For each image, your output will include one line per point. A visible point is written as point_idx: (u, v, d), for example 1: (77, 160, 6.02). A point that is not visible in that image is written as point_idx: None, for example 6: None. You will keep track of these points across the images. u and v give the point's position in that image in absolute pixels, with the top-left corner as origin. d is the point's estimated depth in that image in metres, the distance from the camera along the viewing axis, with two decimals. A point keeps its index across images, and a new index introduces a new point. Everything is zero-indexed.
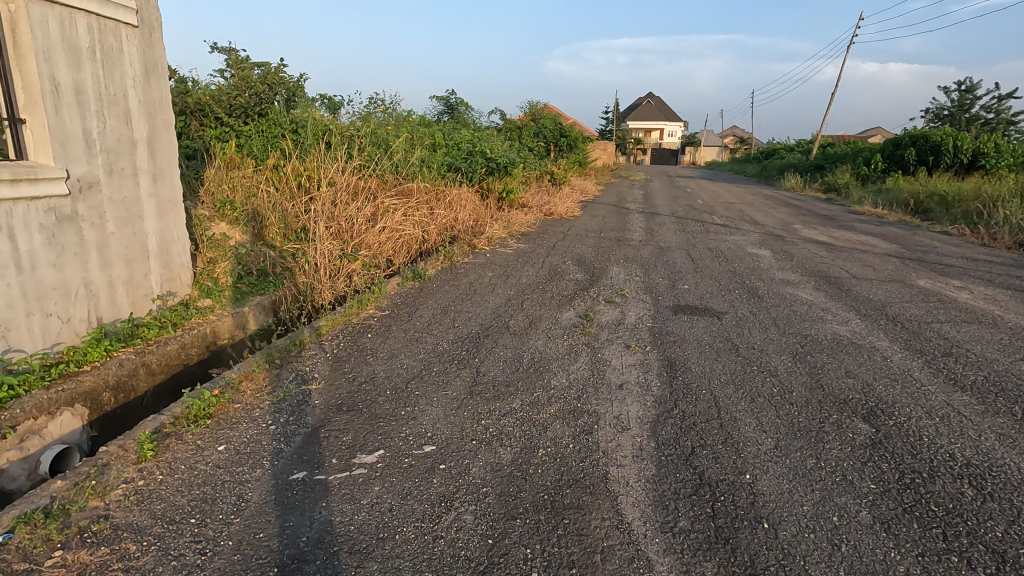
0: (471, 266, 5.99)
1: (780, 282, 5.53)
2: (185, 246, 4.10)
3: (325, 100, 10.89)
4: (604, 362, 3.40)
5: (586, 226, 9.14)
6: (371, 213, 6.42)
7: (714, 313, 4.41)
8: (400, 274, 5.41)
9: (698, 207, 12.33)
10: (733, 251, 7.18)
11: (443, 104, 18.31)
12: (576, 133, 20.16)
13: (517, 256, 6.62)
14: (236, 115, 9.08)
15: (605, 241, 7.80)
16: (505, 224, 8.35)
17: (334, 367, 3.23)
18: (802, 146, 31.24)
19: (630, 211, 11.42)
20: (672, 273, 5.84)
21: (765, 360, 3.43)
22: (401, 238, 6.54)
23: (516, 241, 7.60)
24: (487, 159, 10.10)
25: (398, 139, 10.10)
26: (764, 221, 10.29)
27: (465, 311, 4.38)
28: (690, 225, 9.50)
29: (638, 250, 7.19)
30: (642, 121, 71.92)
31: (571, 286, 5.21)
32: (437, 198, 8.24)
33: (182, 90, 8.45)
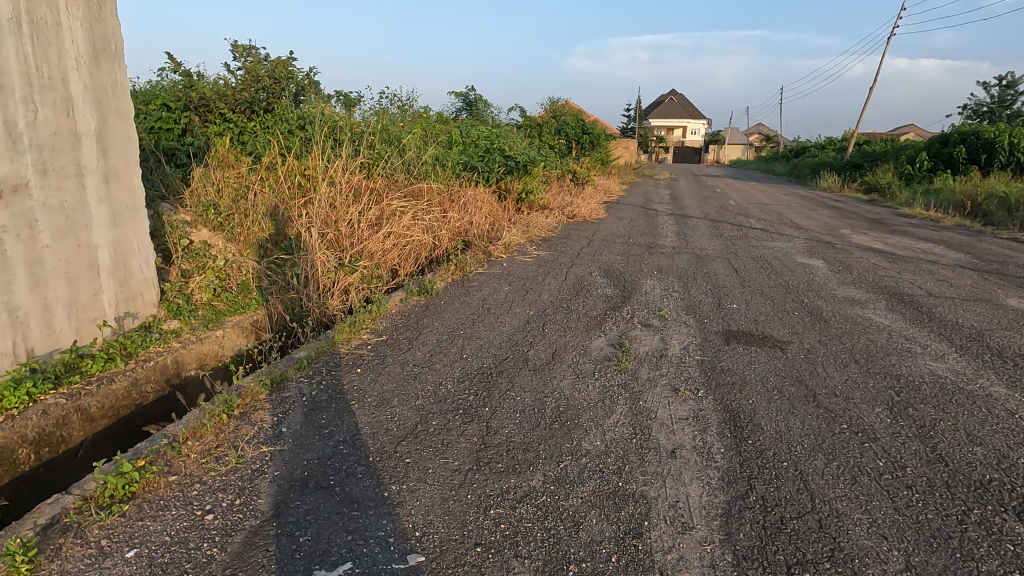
0: (486, 278, 5.31)
1: (844, 301, 4.74)
2: (150, 259, 3.49)
3: (339, 95, 10.37)
4: (648, 415, 2.69)
5: (613, 230, 8.40)
6: (374, 218, 5.81)
7: (776, 344, 3.65)
8: (404, 288, 4.76)
9: (732, 209, 11.50)
10: (781, 261, 6.39)
11: (462, 100, 17.68)
12: (599, 131, 19.40)
13: (537, 265, 5.93)
14: (241, 111, 8.58)
15: (635, 248, 7.07)
16: (524, 228, 7.65)
17: (309, 418, 2.58)
18: (836, 144, 29.88)
19: (659, 213, 10.65)
20: (716, 289, 5.08)
21: (856, 416, 2.68)
22: (408, 245, 5.89)
23: (537, 247, 6.91)
24: (506, 158, 9.43)
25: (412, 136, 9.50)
26: (807, 225, 9.42)
27: (476, 337, 3.69)
28: (727, 229, 8.71)
29: (672, 259, 6.44)
30: (665, 119, 70.56)
31: (600, 304, 4.51)
32: (449, 200, 7.60)
33: (184, 83, 7.97)
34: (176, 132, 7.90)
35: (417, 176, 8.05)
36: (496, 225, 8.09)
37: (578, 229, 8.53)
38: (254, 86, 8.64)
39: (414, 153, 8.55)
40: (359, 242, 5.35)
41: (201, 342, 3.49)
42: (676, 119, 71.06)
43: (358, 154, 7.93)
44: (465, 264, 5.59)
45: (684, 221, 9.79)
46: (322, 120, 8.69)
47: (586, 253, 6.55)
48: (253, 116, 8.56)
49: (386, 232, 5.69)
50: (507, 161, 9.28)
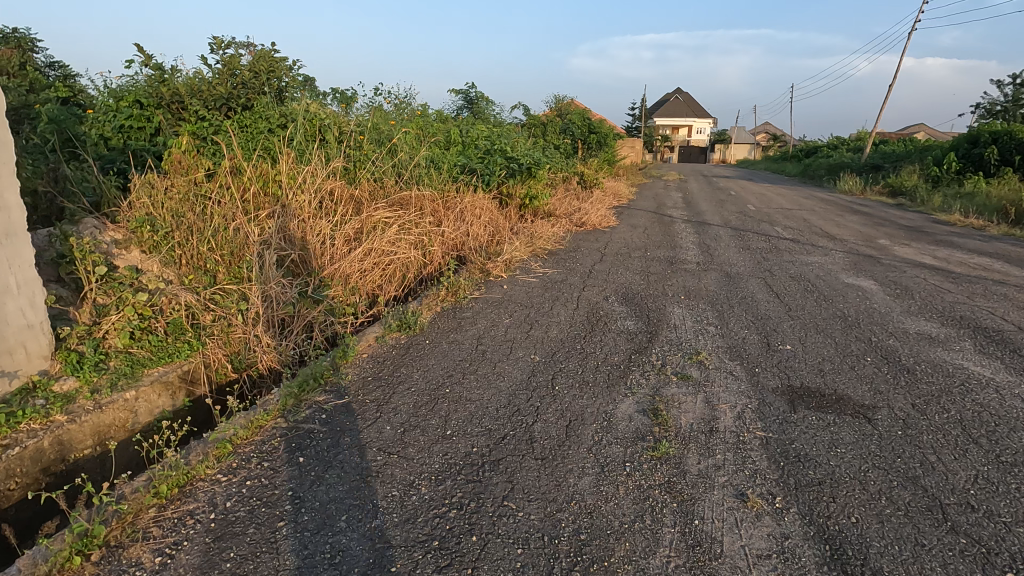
0: (483, 306, 4.45)
1: (920, 339, 3.88)
2: (38, 298, 2.65)
3: (334, 93, 9.47)
4: (710, 548, 1.84)
5: (628, 241, 7.53)
6: (351, 234, 4.97)
7: (859, 411, 2.78)
8: (381, 322, 3.92)
9: (752, 214, 10.64)
10: (825, 280, 5.53)
11: (463, 97, 16.84)
12: (607, 130, 18.54)
13: (543, 287, 5.09)
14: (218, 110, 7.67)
15: (654, 263, 6.22)
16: (528, 240, 6.78)
17: (209, 560, 1.74)
18: (850, 144, 28.89)
19: (674, 220, 9.79)
20: (760, 320, 4.22)
21: (1018, 552, 1.82)
22: (392, 263, 5.06)
23: (542, 262, 6.08)
24: (508, 159, 8.60)
25: (406, 137, 8.68)
26: (841, 234, 8.53)
27: (466, 399, 2.85)
28: (753, 240, 7.85)
29: (698, 278, 5.60)
30: (670, 118, 69.63)
31: (623, 345, 3.66)
32: (442, 209, 6.75)
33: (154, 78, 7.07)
34: (146, 132, 7.08)
35: (408, 182, 7.21)
36: (495, 236, 7.24)
37: (587, 240, 7.67)
38: (234, 78, 7.79)
39: (403, 157, 7.71)
40: (331, 264, 4.51)
41: (101, 410, 2.67)
42: (682, 118, 70.04)
43: (341, 157, 7.08)
44: (457, 288, 4.73)
45: (703, 229, 8.92)
46: (308, 117, 7.84)
47: (600, 271, 5.69)
48: (232, 112, 7.71)
49: (365, 249, 4.84)
50: (509, 164, 8.42)
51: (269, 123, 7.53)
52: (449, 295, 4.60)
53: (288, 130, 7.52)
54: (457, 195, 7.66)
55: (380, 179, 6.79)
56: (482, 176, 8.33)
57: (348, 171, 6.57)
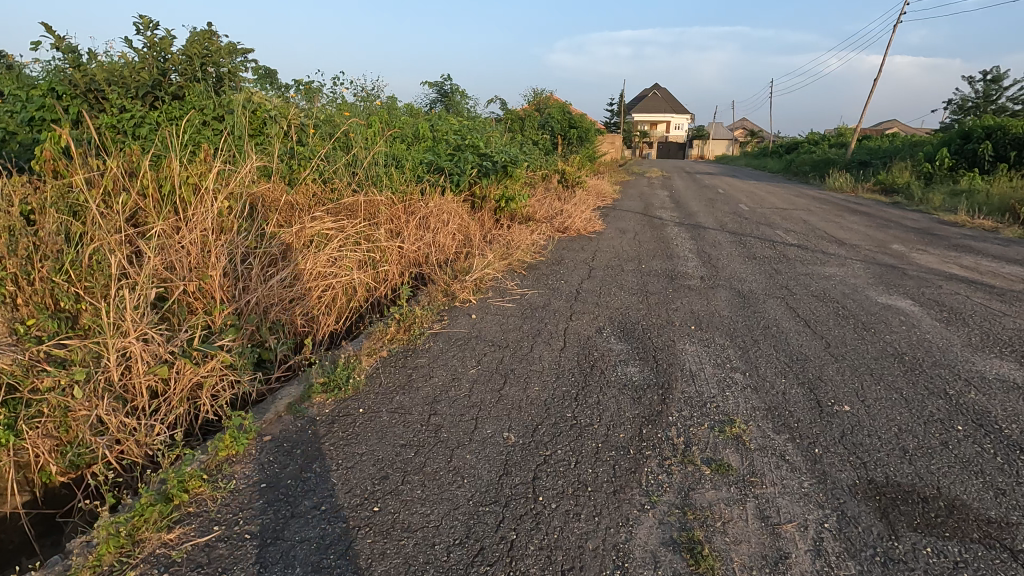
0: (443, 348, 3.46)
1: (1006, 388, 3.02)
2: None
3: (295, 89, 8.25)
4: None
5: (618, 250, 6.62)
6: (277, 254, 3.92)
7: (989, 536, 1.88)
8: (300, 381, 2.90)
9: (747, 216, 9.84)
10: (855, 300, 4.67)
11: (436, 90, 15.80)
12: (588, 125, 17.65)
13: (521, 314, 4.13)
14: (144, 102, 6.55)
15: (651, 278, 5.32)
16: (501, 251, 5.81)
17: None
18: (833, 140, 28.47)
19: (665, 223, 8.93)
20: (794, 363, 3.32)
21: None
22: (329, 289, 4.05)
23: (519, 280, 5.12)
24: (480, 157, 7.62)
25: (364, 133, 7.62)
26: (850, 240, 7.72)
27: (402, 529, 1.86)
28: (756, 247, 7.00)
29: (706, 299, 4.70)
30: (649, 114, 69.23)
31: (628, 410, 2.71)
32: (400, 217, 5.74)
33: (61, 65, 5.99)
34: None
35: (364, 186, 6.18)
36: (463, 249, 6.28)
37: (572, 249, 6.72)
38: (162, 61, 6.61)
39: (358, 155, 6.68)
40: (243, 295, 3.45)
41: None
42: (660, 114, 69.72)
43: (284, 156, 6.01)
44: (410, 322, 3.72)
45: (699, 234, 8.07)
46: (250, 108, 6.69)
47: (590, 292, 4.74)
48: (159, 102, 6.54)
49: (291, 275, 3.80)
50: (483, 163, 7.43)
51: (203, 114, 6.39)
52: (399, 332, 3.59)
53: (227, 122, 6.38)
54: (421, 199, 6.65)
55: (328, 184, 5.76)
56: (452, 176, 7.32)
57: (287, 172, 5.52)
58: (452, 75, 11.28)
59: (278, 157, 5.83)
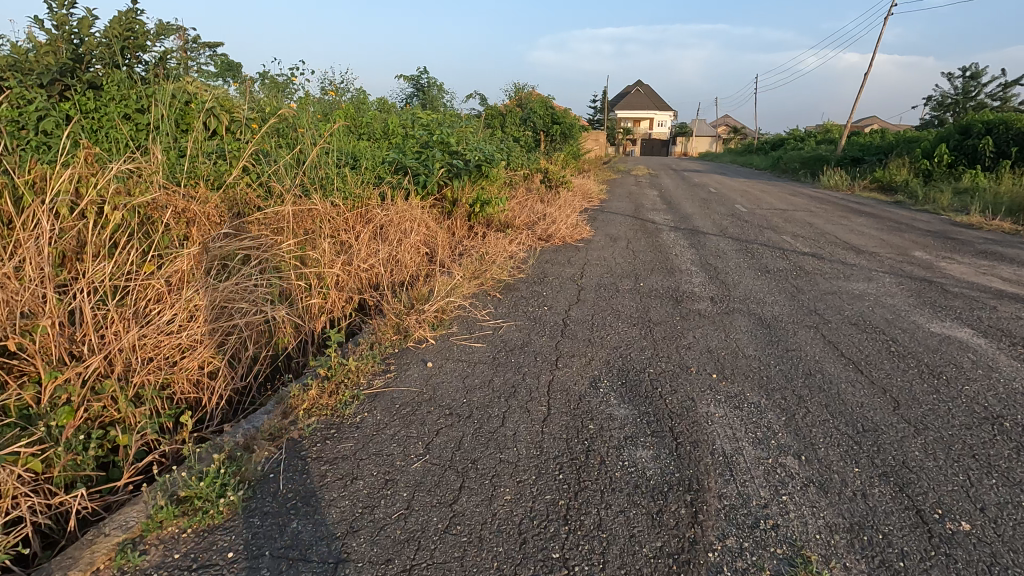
0: (381, 421, 2.50)
1: None
2: None
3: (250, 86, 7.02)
4: None
5: (610, 263, 5.72)
6: (167, 286, 2.89)
7: None
8: (150, 495, 1.85)
9: (746, 218, 9.02)
10: (903, 330, 3.82)
11: (410, 83, 14.71)
12: (572, 121, 16.76)
13: (492, 359, 3.19)
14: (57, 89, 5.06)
15: (652, 300, 4.42)
16: (473, 268, 4.87)
17: None
18: (820, 136, 27.99)
19: (659, 227, 8.06)
20: (863, 437, 2.43)
21: None
22: (238, 333, 3.06)
23: (493, 305, 4.19)
24: (450, 155, 6.67)
25: (317, 129, 6.61)
26: (866, 246, 6.92)
27: None
28: (766, 256, 6.15)
29: (722, 330, 3.81)
30: (632, 111, 68.78)
31: (646, 541, 1.78)
32: (342, 236, 4.81)
33: None
34: None
35: (309, 195, 5.21)
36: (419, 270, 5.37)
37: (556, 259, 5.80)
38: (77, 47, 5.28)
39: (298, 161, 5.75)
40: (99, 351, 2.45)
41: None
42: (643, 111, 69.25)
43: (212, 167, 4.99)
44: (340, 379, 2.76)
45: (698, 240, 7.20)
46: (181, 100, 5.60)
47: (579, 323, 3.82)
48: (69, 93, 5.11)
49: (180, 313, 2.81)
50: (454, 162, 6.46)
51: (123, 106, 5.05)
52: (323, 394, 2.62)
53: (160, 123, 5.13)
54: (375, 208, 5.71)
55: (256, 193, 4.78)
56: (419, 178, 6.34)
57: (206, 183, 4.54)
58: (426, 68, 10.44)
59: (204, 166, 4.88)
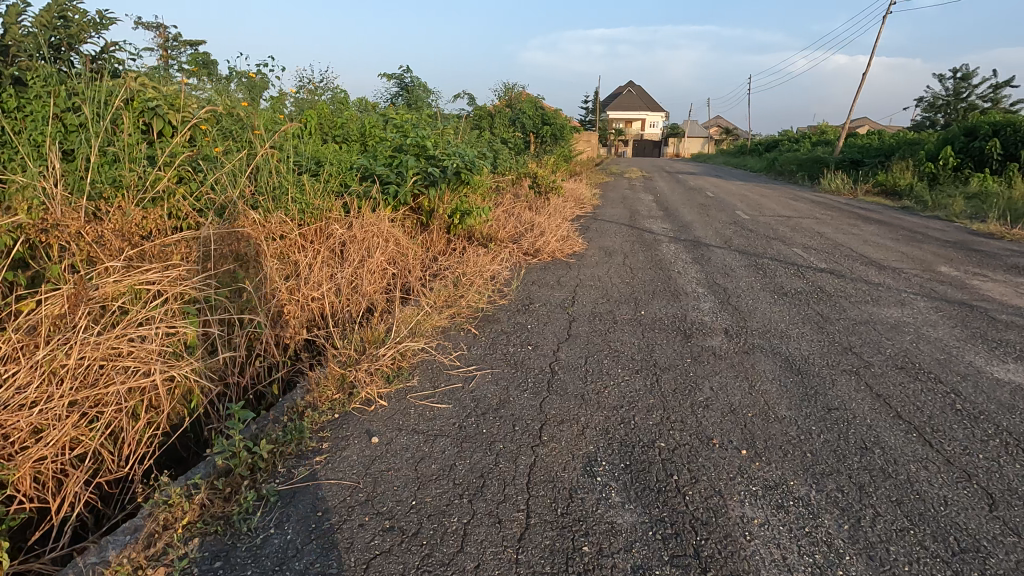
0: (291, 544, 1.79)
1: None
2: None
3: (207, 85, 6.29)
4: None
5: (607, 283, 5.03)
6: (21, 340, 2.16)
7: None
8: None
9: (750, 227, 8.38)
10: (963, 375, 3.15)
11: (393, 82, 13.96)
12: (564, 121, 16.10)
13: (458, 429, 2.49)
14: None
15: (656, 335, 3.74)
16: (445, 296, 4.17)
17: None
18: (816, 138, 27.50)
19: (658, 238, 7.39)
20: (963, 564, 1.75)
21: None
22: (122, 403, 2.32)
23: (467, 344, 3.48)
24: (427, 160, 5.96)
25: (279, 132, 5.88)
26: (886, 260, 6.28)
27: None
28: (780, 274, 5.50)
29: (744, 377, 3.13)
30: (624, 112, 68.30)
31: None
32: (291, 260, 4.11)
33: None
34: None
35: (258, 210, 4.49)
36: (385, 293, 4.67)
37: (544, 279, 5.11)
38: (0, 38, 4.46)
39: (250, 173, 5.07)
40: None
41: None
42: (635, 112, 68.80)
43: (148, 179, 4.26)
44: (245, 472, 2.03)
45: (701, 253, 6.54)
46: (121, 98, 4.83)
47: (570, 370, 3.12)
48: None
49: (39, 376, 2.13)
50: (431, 167, 5.75)
51: (52, 104, 4.26)
52: (216, 499, 1.91)
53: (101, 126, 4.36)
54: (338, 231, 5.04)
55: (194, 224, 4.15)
56: (391, 186, 5.62)
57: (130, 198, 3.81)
58: (409, 67, 9.76)
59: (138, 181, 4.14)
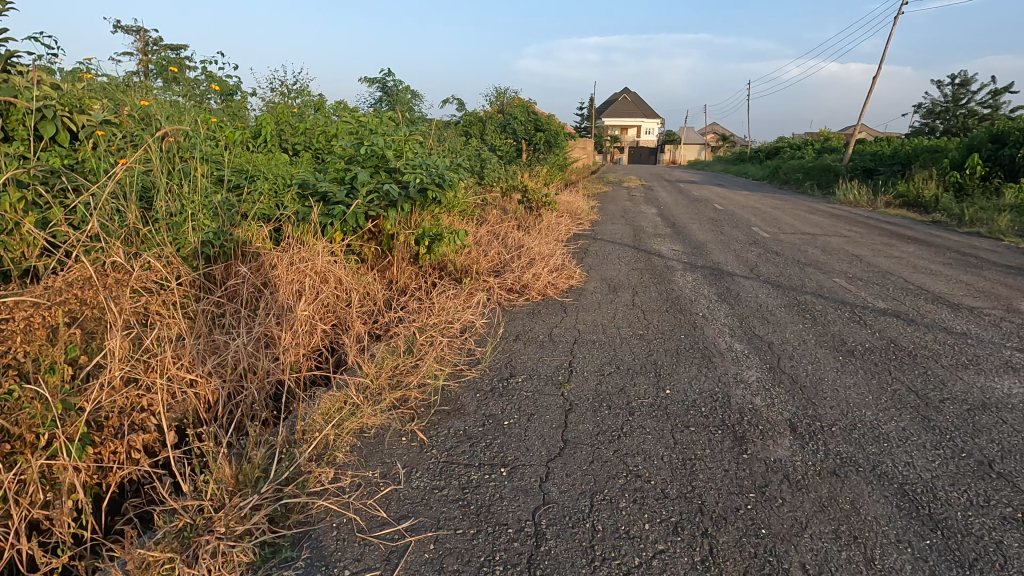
0: None
1: None
2: None
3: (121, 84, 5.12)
4: None
5: (614, 337, 3.81)
6: None
7: None
8: None
9: (774, 250, 7.23)
10: None
11: (371, 85, 12.64)
12: (559, 128, 14.99)
13: None
14: None
15: (693, 437, 2.54)
16: (388, 373, 2.97)
17: None
18: (819, 144, 26.54)
19: (670, 265, 6.22)
20: None
21: None
22: None
23: (405, 464, 2.26)
24: (386, 176, 4.78)
25: (202, 141, 4.70)
26: (954, 296, 5.11)
27: None
28: (832, 319, 4.32)
29: (849, 537, 1.93)
30: (619, 119, 67.51)
31: None
32: (172, 320, 2.90)
33: None
34: None
35: (138, 249, 3.29)
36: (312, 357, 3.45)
37: (531, 331, 3.89)
38: None
39: (150, 197, 3.87)
40: None
41: None
42: (630, 119, 67.90)
43: None
44: None
45: (725, 286, 5.36)
46: None
47: (566, 530, 1.90)
48: None
49: None
50: (388, 185, 4.55)
51: None
52: None
53: None
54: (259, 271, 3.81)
55: (47, 264, 2.94)
56: (336, 208, 4.41)
57: None
58: (387, 70, 8.61)
59: None
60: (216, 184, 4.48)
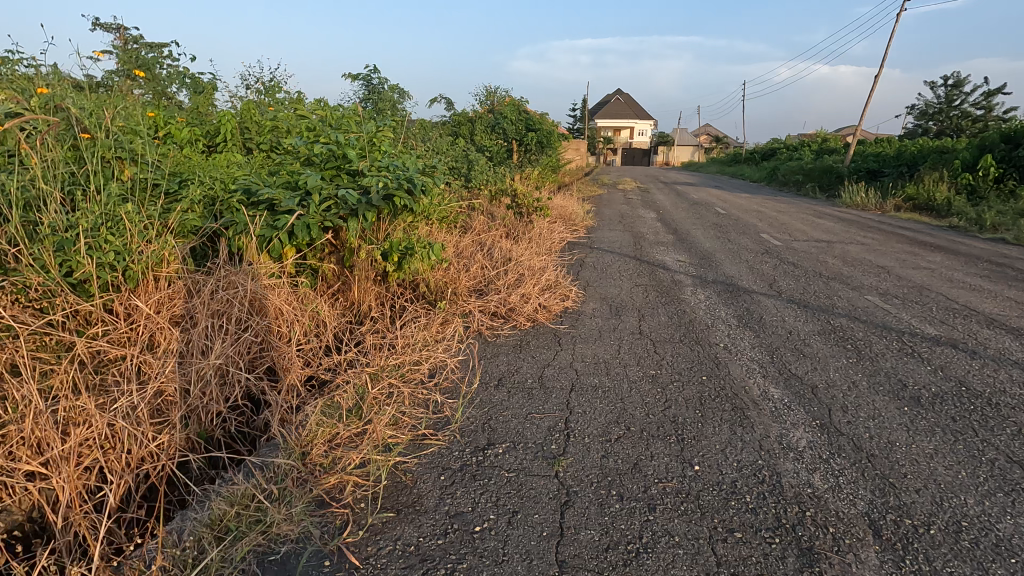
0: None
1: None
2: None
3: (35, 73, 4.34)
4: None
5: (620, 381, 3.06)
6: None
7: None
8: None
9: (790, 260, 6.52)
10: None
11: (352, 81, 11.79)
12: (551, 128, 14.25)
13: None
14: None
15: (742, 551, 1.79)
16: (323, 447, 2.21)
17: None
18: (816, 145, 25.99)
19: (678, 280, 5.49)
20: None
21: None
22: None
23: None
24: (346, 181, 4.03)
25: (126, 139, 3.93)
26: (1008, 317, 4.41)
27: None
28: (879, 351, 3.60)
29: None
30: (612, 120, 67.00)
31: None
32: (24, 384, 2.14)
33: None
34: None
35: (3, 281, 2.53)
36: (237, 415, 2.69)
37: (517, 374, 3.13)
38: None
39: (40, 206, 3.07)
40: None
41: None
42: (623, 119, 67.32)
43: None
44: None
45: (745, 306, 4.63)
46: None
47: None
48: None
49: None
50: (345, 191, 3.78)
51: None
52: None
53: None
54: (175, 300, 3.03)
55: None
56: (281, 219, 3.64)
57: None
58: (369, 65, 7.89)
59: None
60: (138, 192, 3.71)
